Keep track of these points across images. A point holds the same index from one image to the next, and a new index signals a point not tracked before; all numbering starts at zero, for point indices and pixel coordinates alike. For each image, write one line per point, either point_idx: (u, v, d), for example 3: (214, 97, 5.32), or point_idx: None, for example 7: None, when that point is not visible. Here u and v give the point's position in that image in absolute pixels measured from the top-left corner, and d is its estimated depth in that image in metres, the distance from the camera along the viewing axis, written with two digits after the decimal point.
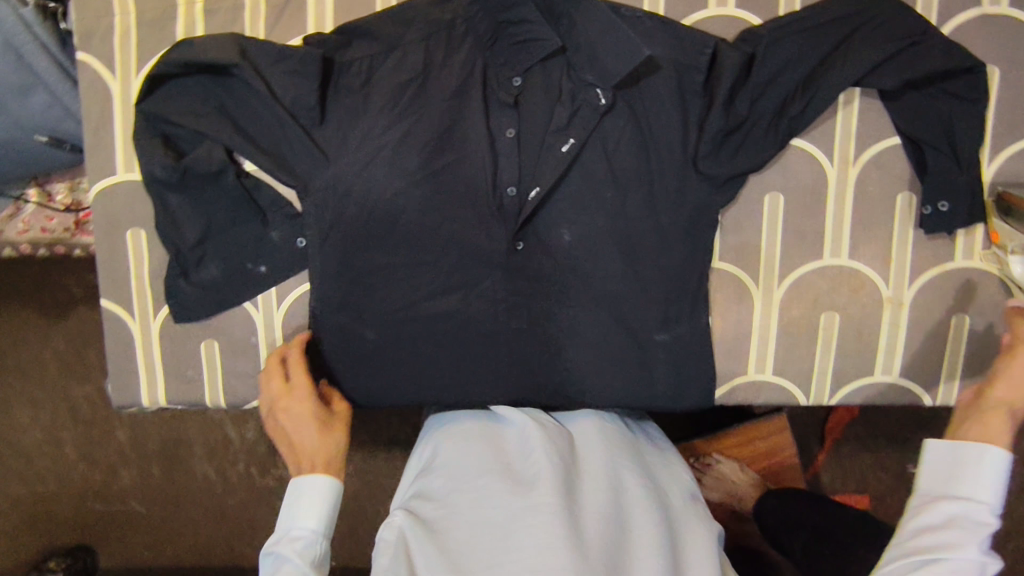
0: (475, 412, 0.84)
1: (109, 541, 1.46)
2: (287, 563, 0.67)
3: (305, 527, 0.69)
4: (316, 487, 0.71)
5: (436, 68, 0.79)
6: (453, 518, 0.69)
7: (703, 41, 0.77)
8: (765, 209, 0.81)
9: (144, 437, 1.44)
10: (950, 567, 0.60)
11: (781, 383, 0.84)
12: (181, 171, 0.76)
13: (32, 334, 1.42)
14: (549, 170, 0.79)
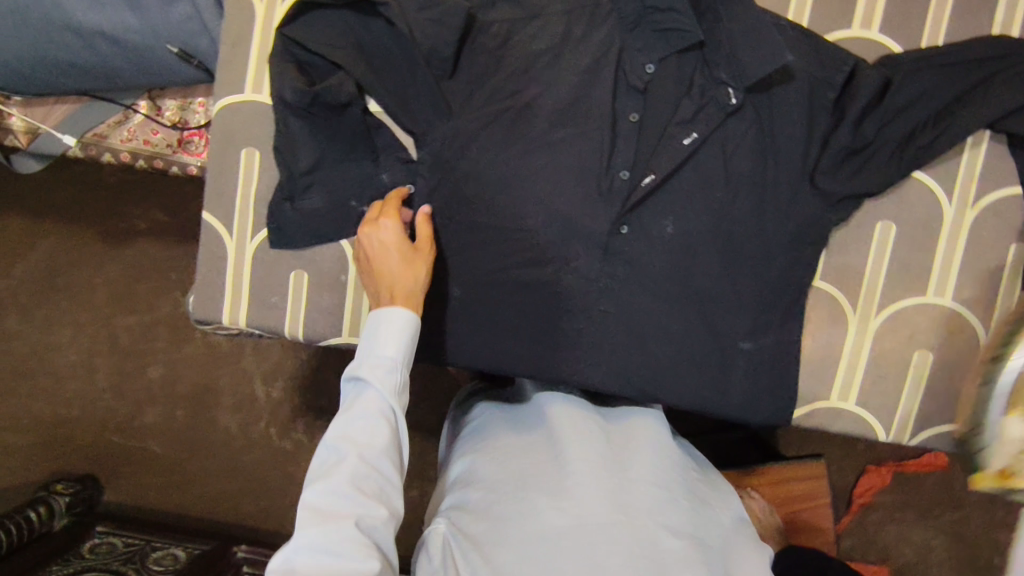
0: (513, 412, 0.83)
1: (122, 477, 1.48)
2: (370, 390, 0.69)
3: (388, 356, 0.70)
4: (396, 319, 0.71)
5: (574, 42, 0.80)
6: (494, 528, 0.70)
7: (843, 58, 0.77)
8: (875, 235, 0.81)
9: (174, 376, 1.47)
10: None
11: (861, 413, 0.84)
12: (311, 97, 0.76)
13: (89, 259, 1.46)
14: (666, 159, 0.79)
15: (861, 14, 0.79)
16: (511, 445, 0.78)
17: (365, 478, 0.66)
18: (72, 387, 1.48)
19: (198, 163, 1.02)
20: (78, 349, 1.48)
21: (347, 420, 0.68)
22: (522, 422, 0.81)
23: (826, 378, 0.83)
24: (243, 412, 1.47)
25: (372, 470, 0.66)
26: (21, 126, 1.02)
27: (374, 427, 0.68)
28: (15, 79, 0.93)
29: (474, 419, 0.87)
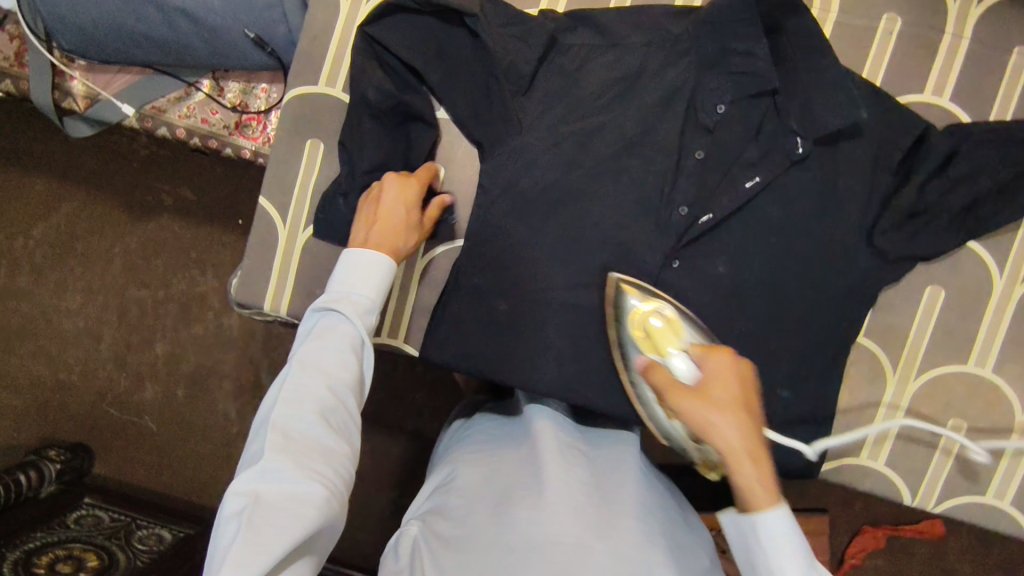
0: (503, 427, 0.81)
1: (113, 450, 1.48)
2: (341, 321, 0.67)
3: (363, 295, 0.70)
4: (372, 260, 0.71)
5: (650, 74, 0.81)
6: (464, 536, 0.67)
7: (913, 122, 0.78)
8: (924, 299, 0.82)
9: (177, 356, 1.45)
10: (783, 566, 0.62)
11: (890, 475, 0.83)
12: (394, 102, 0.79)
13: (110, 228, 1.46)
14: (726, 200, 0.80)
15: (935, 81, 0.80)
16: (495, 456, 0.76)
17: (333, 411, 0.62)
18: (76, 353, 1.48)
19: (252, 148, 1.02)
20: (87, 317, 1.47)
21: (317, 347, 0.64)
22: (507, 434, 0.79)
23: (857, 434, 0.83)
24: (241, 399, 1.44)
25: (341, 406, 0.62)
26: (81, 90, 1.03)
27: (346, 356, 0.65)
28: (88, 44, 0.95)
29: (464, 432, 0.85)
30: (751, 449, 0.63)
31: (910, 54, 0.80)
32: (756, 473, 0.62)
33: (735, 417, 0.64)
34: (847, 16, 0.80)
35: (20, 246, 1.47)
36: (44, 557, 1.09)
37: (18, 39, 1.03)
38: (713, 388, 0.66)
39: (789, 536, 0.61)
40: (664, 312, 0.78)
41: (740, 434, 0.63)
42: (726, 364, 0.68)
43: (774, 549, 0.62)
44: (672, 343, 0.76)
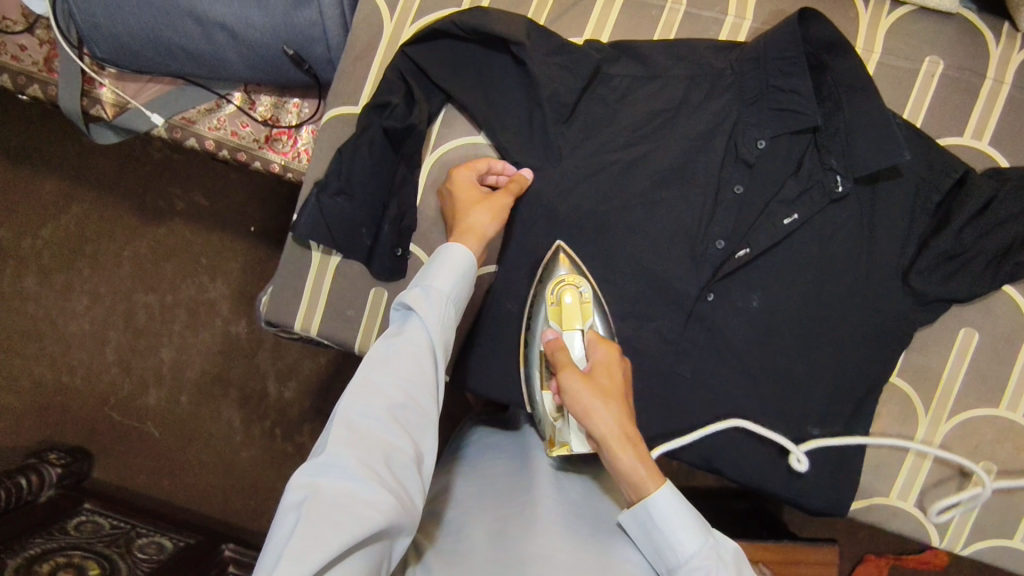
0: (506, 450, 0.81)
1: (112, 456, 1.45)
2: (416, 318, 0.65)
3: (441, 289, 0.67)
4: (458, 258, 0.70)
5: (692, 107, 0.81)
6: (458, 550, 0.65)
7: (953, 165, 0.78)
8: (957, 342, 0.82)
9: (184, 363, 1.44)
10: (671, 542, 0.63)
11: (919, 517, 0.83)
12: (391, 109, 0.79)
13: (120, 232, 1.45)
14: (764, 235, 0.79)
15: (974, 124, 0.80)
16: (492, 473, 0.76)
17: (403, 409, 0.60)
18: (80, 355, 1.46)
19: (281, 162, 1.01)
20: (93, 319, 1.46)
21: (388, 344, 0.63)
22: (506, 455, 0.80)
23: (887, 474, 0.84)
24: (248, 408, 1.43)
25: (413, 403, 0.61)
26: (110, 98, 1.01)
27: (414, 355, 0.62)
28: (121, 53, 0.94)
29: (467, 449, 0.85)
30: (629, 437, 0.66)
31: (949, 98, 0.81)
32: (634, 460, 0.65)
33: (616, 405, 0.67)
34: (888, 57, 0.81)
35: (28, 246, 1.45)
36: (45, 565, 1.09)
37: (49, 44, 1.01)
38: (599, 375, 0.70)
39: (683, 508, 0.64)
40: (583, 293, 0.78)
41: (619, 419, 0.66)
42: (615, 358, 0.72)
43: (671, 525, 0.63)
44: (578, 322, 0.77)
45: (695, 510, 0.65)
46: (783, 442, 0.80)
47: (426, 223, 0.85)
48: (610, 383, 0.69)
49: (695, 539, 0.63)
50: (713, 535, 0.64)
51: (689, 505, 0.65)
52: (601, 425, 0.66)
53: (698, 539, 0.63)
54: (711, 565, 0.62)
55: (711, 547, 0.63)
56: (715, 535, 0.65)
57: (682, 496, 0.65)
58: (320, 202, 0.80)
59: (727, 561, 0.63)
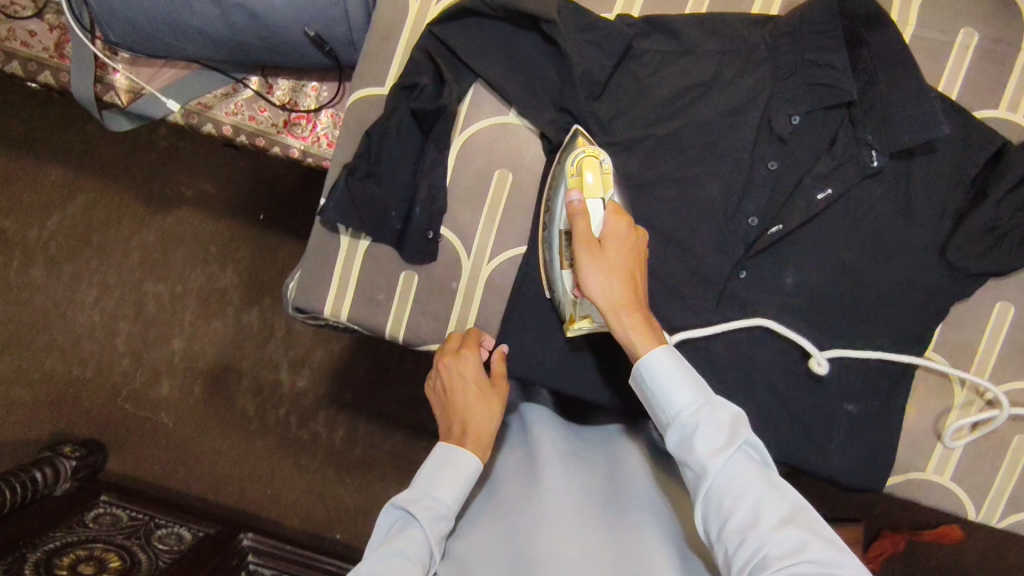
0: (516, 442, 0.83)
1: (126, 446, 1.44)
2: (415, 528, 0.66)
3: (443, 501, 0.68)
4: (464, 462, 0.70)
5: (725, 82, 0.80)
6: (478, 559, 0.68)
7: (990, 138, 0.78)
8: (994, 315, 0.81)
9: (197, 353, 1.43)
10: (657, 397, 0.65)
11: (956, 490, 0.83)
12: (415, 89, 0.78)
13: (128, 221, 1.43)
14: (799, 211, 0.78)
15: (1010, 95, 0.79)
16: (502, 473, 0.79)
17: None
18: (90, 347, 1.44)
19: (301, 147, 0.99)
20: (103, 310, 1.44)
21: (384, 549, 0.64)
22: (514, 449, 0.82)
23: (923, 448, 0.84)
24: (263, 397, 1.42)
25: None
26: (124, 84, 0.99)
27: (407, 566, 0.63)
28: (137, 37, 0.92)
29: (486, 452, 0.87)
30: (625, 308, 0.67)
31: (986, 69, 0.80)
32: (633, 329, 0.67)
33: (617, 276, 0.68)
34: (923, 29, 0.80)
35: (34, 237, 1.43)
36: (65, 557, 1.08)
37: (59, 30, 0.99)
38: (611, 244, 0.69)
39: (678, 369, 0.64)
40: (604, 164, 0.74)
41: (614, 290, 0.67)
42: (632, 233, 0.70)
43: (663, 383, 0.64)
44: (601, 194, 0.72)
45: (694, 374, 0.65)
46: (802, 343, 0.78)
47: (456, 204, 0.83)
48: (625, 254, 0.69)
49: (685, 396, 0.63)
50: (709, 395, 0.64)
51: (689, 369, 0.65)
52: (602, 293, 0.68)
53: (689, 397, 0.63)
54: (697, 423, 0.62)
55: (704, 407, 0.63)
56: (714, 397, 0.64)
57: (679, 359, 0.66)
58: (349, 185, 0.78)
59: (722, 422, 0.62)
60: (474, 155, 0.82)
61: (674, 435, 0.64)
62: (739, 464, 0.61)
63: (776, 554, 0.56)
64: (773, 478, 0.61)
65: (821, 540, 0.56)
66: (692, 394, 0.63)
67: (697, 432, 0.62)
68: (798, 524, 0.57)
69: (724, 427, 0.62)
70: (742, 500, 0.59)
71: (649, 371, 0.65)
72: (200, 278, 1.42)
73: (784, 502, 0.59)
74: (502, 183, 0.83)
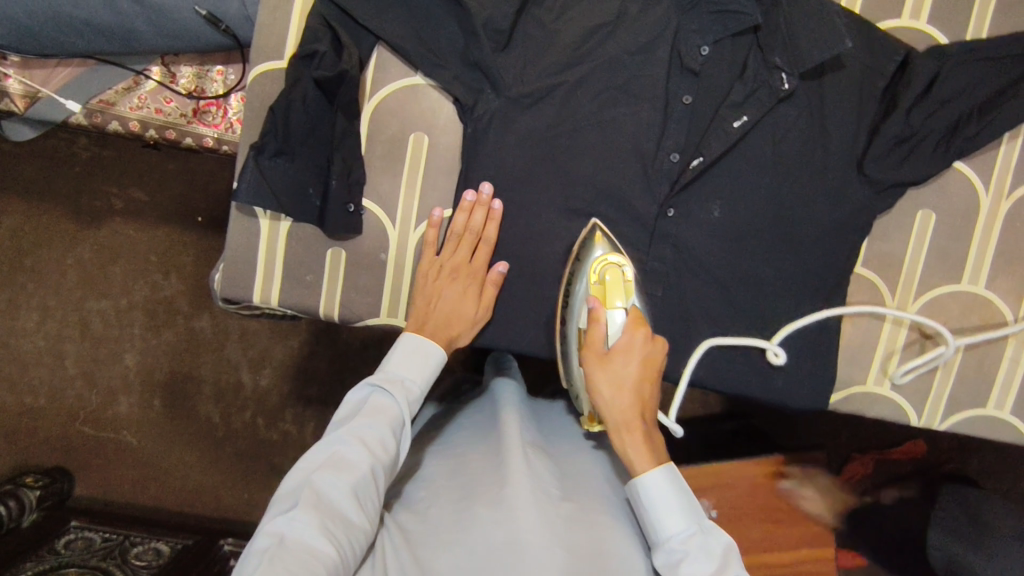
0: (482, 421, 0.83)
1: (91, 470, 1.41)
2: (391, 403, 0.69)
3: (416, 385, 0.71)
4: (430, 356, 0.73)
5: (631, 19, 0.78)
6: (429, 531, 0.68)
7: (895, 48, 0.79)
8: (916, 224, 0.83)
9: (147, 365, 1.39)
10: (652, 517, 0.66)
11: (897, 400, 0.85)
12: (313, 55, 0.74)
13: (55, 239, 1.37)
14: (718, 142, 0.78)
15: (909, 4, 0.81)
16: (461, 449, 0.79)
17: (365, 491, 0.63)
18: (37, 374, 1.39)
19: (214, 136, 0.97)
20: (45, 334, 1.39)
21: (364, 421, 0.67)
22: (478, 430, 0.82)
23: (863, 363, 0.85)
24: (222, 400, 1.39)
25: (374, 486, 0.64)
26: (18, 90, 0.94)
27: (387, 438, 0.66)
28: (19, 33, 0.87)
29: (452, 425, 0.87)
30: (628, 425, 0.69)
31: None
32: (632, 444, 0.68)
33: (623, 389, 0.69)
34: None
35: None
36: None
37: None
38: (620, 361, 0.70)
39: (676, 495, 0.66)
40: (626, 272, 0.75)
41: (619, 405, 0.69)
42: (645, 347, 0.70)
43: (659, 505, 0.65)
44: (620, 300, 0.73)
45: (692, 497, 0.66)
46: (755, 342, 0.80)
47: (375, 173, 0.82)
48: (635, 370, 0.70)
49: (679, 525, 0.64)
50: (702, 521, 0.65)
51: (687, 491, 0.67)
52: (609, 397, 0.69)
53: (682, 524, 0.65)
54: (686, 551, 0.63)
55: (697, 534, 0.64)
56: (710, 526, 0.65)
57: (679, 482, 0.66)
58: (259, 166, 0.76)
59: (713, 551, 0.63)
60: (387, 122, 0.81)
61: (660, 557, 0.65)
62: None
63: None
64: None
65: None
66: (682, 525, 0.65)
67: (686, 559, 0.63)
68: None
69: (713, 556, 0.63)
70: None
71: (648, 495, 0.66)
72: (138, 289, 1.37)
73: None
74: (419, 147, 0.82)
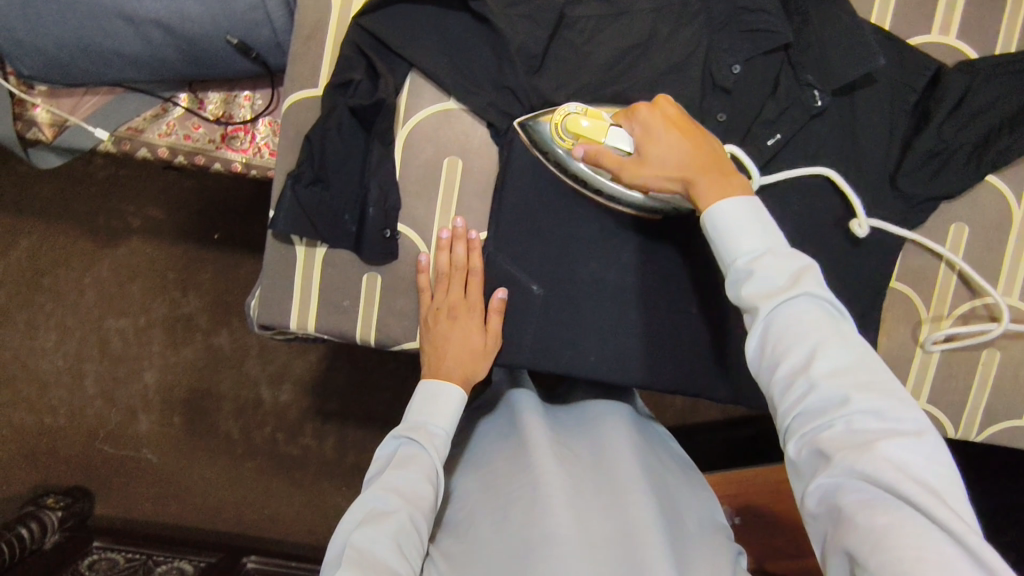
0: (503, 425, 0.83)
1: (114, 489, 1.41)
2: (421, 452, 0.70)
3: (440, 428, 0.73)
4: (449, 395, 0.75)
5: (662, 39, 0.79)
6: (470, 549, 0.69)
7: (926, 64, 0.79)
8: (950, 237, 0.83)
9: (170, 384, 1.39)
10: (716, 251, 0.60)
11: (934, 413, 0.85)
12: (350, 84, 0.76)
13: (76, 260, 1.37)
14: (751, 160, 0.78)
15: (940, 19, 0.81)
16: (487, 459, 0.79)
17: (406, 536, 0.63)
18: (58, 394, 1.39)
19: (242, 160, 0.97)
20: (66, 354, 1.39)
21: (395, 472, 0.68)
22: (500, 434, 0.82)
23: (898, 376, 0.85)
24: (244, 417, 1.39)
25: (415, 531, 0.64)
26: (45, 118, 0.94)
27: (419, 484, 0.67)
28: (50, 65, 0.88)
29: (474, 436, 0.87)
30: (694, 176, 0.63)
31: None
32: (703, 189, 0.62)
33: (669, 164, 0.65)
34: None
35: None
36: None
37: None
38: (648, 151, 0.66)
39: (745, 216, 0.59)
40: (575, 109, 0.71)
41: (679, 172, 0.64)
42: (651, 118, 0.66)
43: (724, 237, 0.60)
44: (605, 124, 0.69)
45: (760, 217, 0.60)
46: (856, 206, 0.76)
47: (409, 198, 0.82)
48: (668, 144, 0.65)
49: (744, 243, 0.58)
50: (771, 233, 0.59)
51: (764, 216, 0.60)
52: (665, 181, 0.66)
53: (751, 244, 0.58)
54: (754, 270, 0.57)
55: (767, 252, 0.58)
56: (787, 249, 0.58)
57: (739, 203, 0.60)
58: (296, 193, 0.77)
59: (786, 264, 0.57)
60: (420, 147, 0.81)
61: (730, 282, 0.60)
62: (796, 311, 0.54)
63: (821, 415, 0.52)
64: (847, 331, 0.54)
65: (878, 395, 0.51)
66: (743, 243, 0.59)
67: (753, 277, 0.57)
68: (854, 383, 0.51)
69: (787, 276, 0.56)
70: (800, 343, 0.54)
71: (709, 230, 0.61)
72: (159, 308, 1.37)
73: (852, 348, 0.53)
74: (453, 171, 0.82)
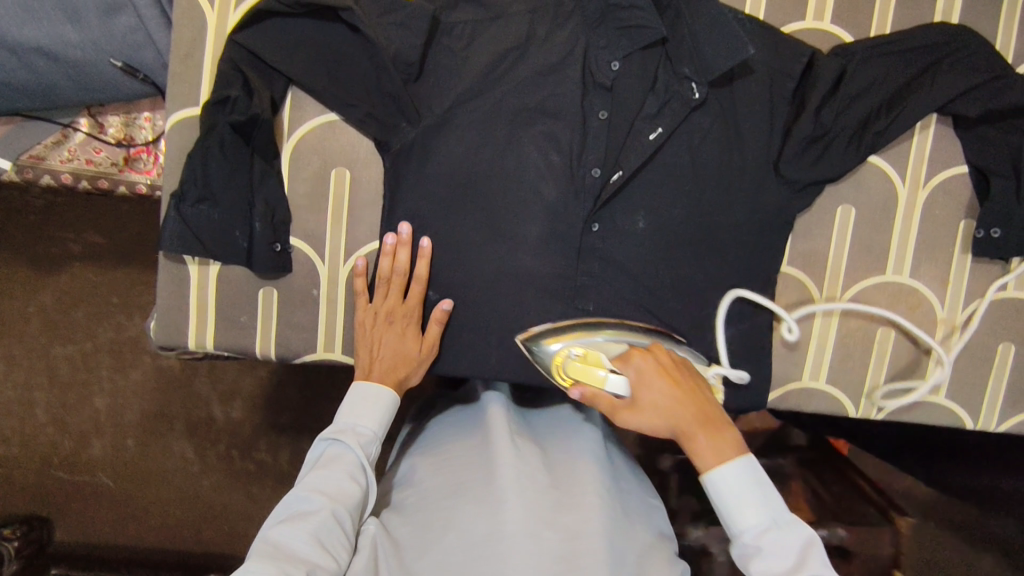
0: (467, 416, 0.82)
1: (70, 515, 1.34)
2: (347, 452, 0.71)
3: (368, 429, 0.73)
4: (380, 396, 0.75)
5: (539, 41, 0.80)
6: (419, 535, 0.69)
7: (801, 50, 0.80)
8: (837, 220, 0.84)
9: (123, 409, 1.33)
10: (726, 517, 0.65)
11: (832, 392, 0.87)
12: (227, 99, 0.75)
13: (19, 288, 1.32)
14: (634, 155, 0.78)
15: (813, 6, 0.82)
16: (447, 445, 0.78)
17: (329, 531, 0.64)
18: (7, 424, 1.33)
19: (147, 182, 0.95)
20: (15, 382, 1.33)
21: (322, 472, 0.68)
22: (462, 426, 0.80)
23: (797, 359, 0.86)
24: (198, 437, 1.33)
25: (338, 527, 0.65)
26: None
27: (346, 483, 0.68)
28: None
29: (433, 422, 0.85)
30: (687, 429, 0.67)
31: None
32: (698, 441, 0.67)
33: (662, 408, 0.68)
34: None
35: None
36: None
37: None
38: (642, 394, 0.69)
39: (750, 486, 0.64)
40: (574, 355, 0.73)
41: (670, 423, 0.68)
42: (643, 369, 0.70)
43: (730, 500, 0.65)
44: (601, 369, 0.71)
45: (769, 487, 0.65)
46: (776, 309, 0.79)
47: (300, 211, 0.83)
48: (663, 390, 0.69)
49: (751, 520, 0.64)
50: (776, 506, 0.65)
51: (764, 481, 0.65)
52: (652, 421, 0.69)
53: (757, 518, 0.64)
54: (761, 547, 0.63)
55: (772, 529, 0.64)
56: (787, 519, 0.64)
57: (749, 471, 0.65)
58: (181, 213, 0.76)
59: (790, 546, 0.63)
60: (306, 160, 0.82)
61: (738, 548, 0.66)
62: None
63: None
64: None
65: None
66: (750, 520, 0.64)
67: (761, 555, 0.63)
68: None
69: (793, 555, 0.62)
70: None
71: (715, 493, 0.65)
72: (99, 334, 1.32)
73: None
74: (341, 182, 0.83)
